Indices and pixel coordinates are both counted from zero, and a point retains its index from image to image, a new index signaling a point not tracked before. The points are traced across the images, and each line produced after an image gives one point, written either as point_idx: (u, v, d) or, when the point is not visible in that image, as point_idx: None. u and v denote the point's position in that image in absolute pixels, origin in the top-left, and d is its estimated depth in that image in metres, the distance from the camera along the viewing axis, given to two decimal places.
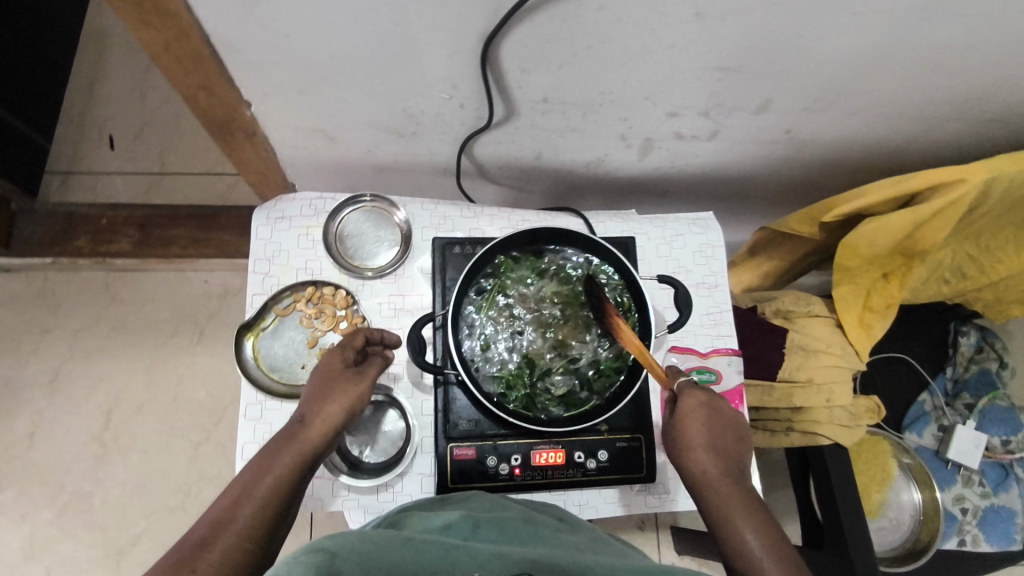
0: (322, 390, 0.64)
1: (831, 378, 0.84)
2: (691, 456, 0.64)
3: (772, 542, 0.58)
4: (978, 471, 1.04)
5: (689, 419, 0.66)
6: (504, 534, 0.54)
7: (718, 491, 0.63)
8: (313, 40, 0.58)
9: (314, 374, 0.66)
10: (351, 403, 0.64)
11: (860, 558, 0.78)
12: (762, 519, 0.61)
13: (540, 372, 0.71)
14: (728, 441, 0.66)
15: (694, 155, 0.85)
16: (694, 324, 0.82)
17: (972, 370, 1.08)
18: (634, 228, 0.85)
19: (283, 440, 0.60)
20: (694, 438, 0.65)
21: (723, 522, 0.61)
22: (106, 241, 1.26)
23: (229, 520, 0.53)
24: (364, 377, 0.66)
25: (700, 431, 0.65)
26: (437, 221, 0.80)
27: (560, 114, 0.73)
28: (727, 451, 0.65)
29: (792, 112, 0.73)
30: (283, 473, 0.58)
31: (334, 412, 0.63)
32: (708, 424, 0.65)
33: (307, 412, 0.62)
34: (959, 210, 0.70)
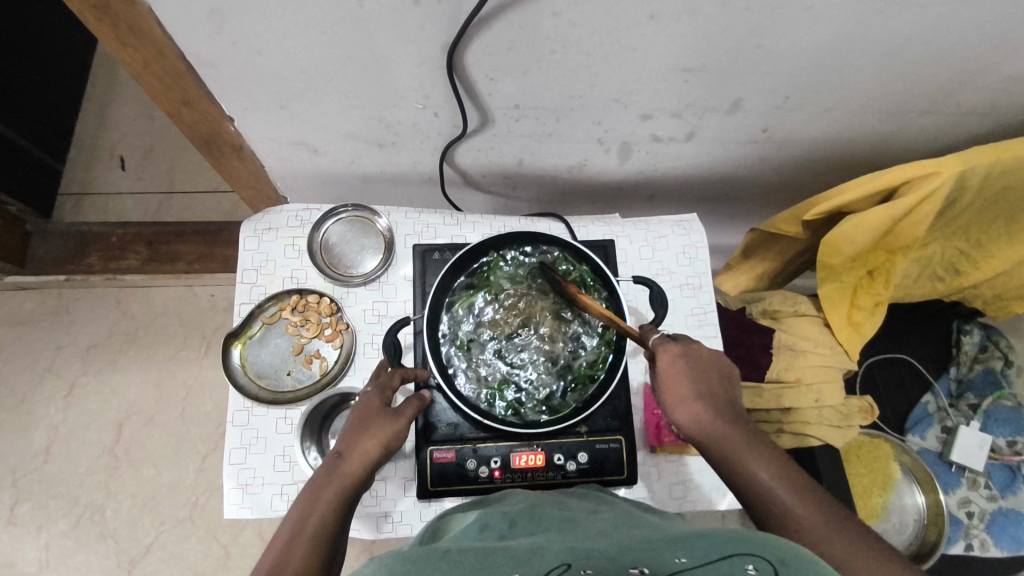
0: (360, 424, 0.61)
1: (820, 377, 0.83)
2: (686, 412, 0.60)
3: (782, 473, 0.56)
4: (984, 473, 1.01)
5: (670, 374, 0.60)
6: (546, 526, 0.52)
7: (722, 439, 0.58)
8: (284, 55, 0.61)
9: (352, 412, 0.64)
10: (389, 437, 0.61)
11: None
12: (768, 452, 0.58)
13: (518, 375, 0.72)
14: (715, 384, 0.61)
15: (675, 157, 0.86)
16: (678, 326, 0.82)
17: (976, 370, 1.05)
18: (616, 231, 0.85)
19: (321, 481, 0.58)
20: (682, 393, 0.60)
21: (733, 469, 0.57)
22: (116, 258, 1.28)
23: (285, 565, 0.51)
24: (401, 412, 0.64)
25: (689, 383, 0.60)
26: (420, 229, 0.82)
27: (534, 119, 0.74)
28: (717, 395, 0.61)
29: (766, 109, 0.73)
30: (326, 514, 0.55)
31: (373, 447, 0.60)
32: (692, 375, 0.60)
33: (343, 447, 0.59)
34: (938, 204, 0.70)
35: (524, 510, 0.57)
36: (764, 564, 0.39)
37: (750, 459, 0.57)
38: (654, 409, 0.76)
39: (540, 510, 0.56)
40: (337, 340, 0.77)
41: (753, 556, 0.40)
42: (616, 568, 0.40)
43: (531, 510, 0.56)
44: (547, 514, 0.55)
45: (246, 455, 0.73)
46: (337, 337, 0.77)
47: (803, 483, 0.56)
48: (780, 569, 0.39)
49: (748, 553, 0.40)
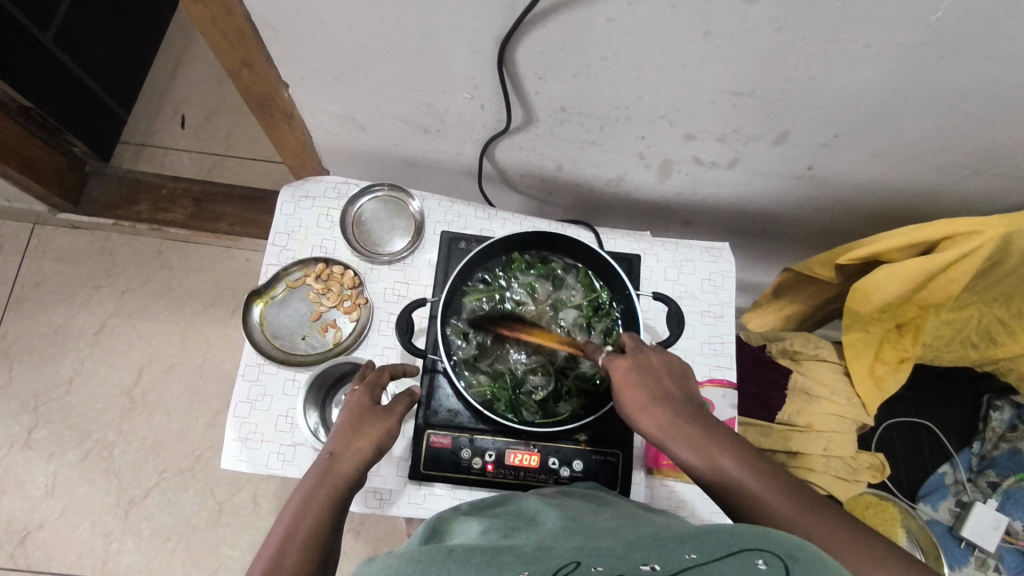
0: (349, 424, 0.61)
1: (832, 427, 0.81)
2: (645, 417, 0.58)
3: (751, 467, 0.53)
4: (995, 555, 0.95)
5: (623, 386, 0.60)
6: (547, 528, 0.51)
7: (686, 440, 0.56)
8: (344, 27, 0.63)
9: (340, 414, 0.64)
10: (382, 436, 0.62)
11: None
12: (736, 447, 0.55)
13: (521, 376, 0.72)
14: (672, 386, 0.60)
15: (714, 183, 0.85)
16: (693, 351, 0.81)
17: (1002, 449, 0.99)
18: (644, 247, 0.85)
19: (315, 480, 0.57)
20: (638, 400, 0.59)
21: (702, 470, 0.55)
22: (163, 209, 1.36)
23: (277, 569, 0.50)
24: (393, 411, 0.64)
25: (643, 389, 0.59)
26: (451, 218, 0.83)
27: (577, 124, 0.75)
28: (675, 397, 0.59)
29: (812, 145, 0.73)
30: (322, 511, 0.55)
31: (365, 447, 0.60)
32: (644, 383, 0.60)
33: (337, 449, 0.59)
34: (971, 268, 0.68)
35: (523, 516, 0.56)
36: (775, 559, 0.39)
37: (718, 456, 0.54)
38: None
39: (541, 517, 0.55)
40: (354, 313, 0.79)
41: (762, 552, 0.40)
42: (628, 567, 0.39)
43: (529, 517, 0.56)
44: (547, 518, 0.54)
45: (250, 410, 0.74)
46: (355, 311, 0.78)
47: (774, 472, 0.53)
48: (790, 562, 0.39)
49: (757, 550, 0.40)
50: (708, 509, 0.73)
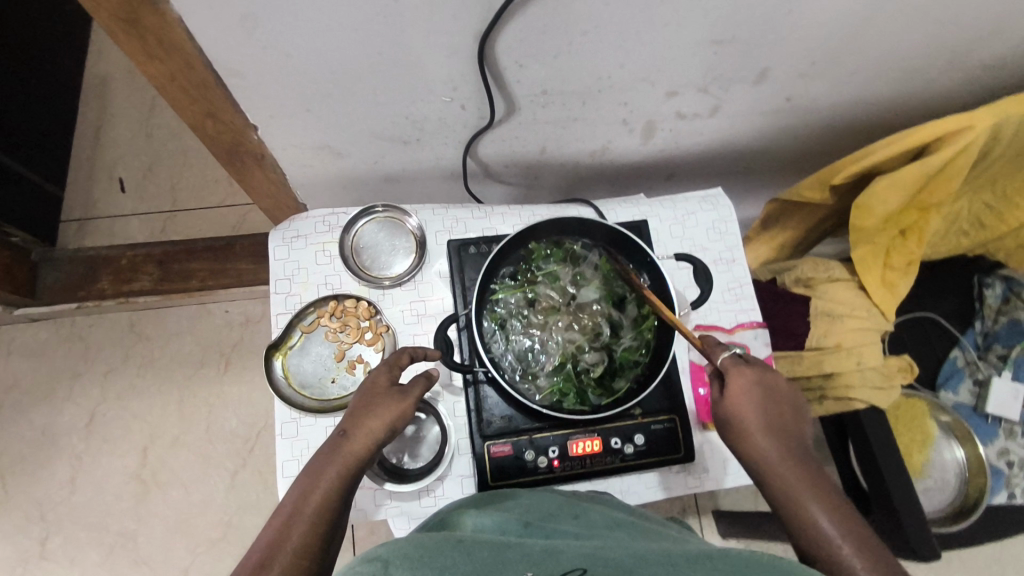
0: (366, 403, 0.62)
1: (860, 341, 0.83)
2: (747, 439, 0.60)
3: (849, 524, 0.53)
4: (1019, 422, 1.03)
5: (743, 399, 0.61)
6: (563, 528, 0.52)
7: (782, 474, 0.57)
8: (313, 55, 0.60)
9: (360, 390, 0.64)
10: (395, 417, 0.61)
11: (910, 520, 0.78)
12: (835, 501, 0.55)
13: (576, 364, 0.72)
14: (788, 420, 0.61)
15: (697, 133, 0.85)
16: (716, 300, 0.82)
17: (1002, 322, 1.06)
18: (645, 211, 0.85)
19: (327, 458, 0.58)
20: (752, 418, 0.60)
21: (789, 508, 0.56)
22: (128, 279, 1.26)
23: (285, 539, 0.53)
24: (408, 392, 0.63)
25: (759, 410, 0.60)
26: (450, 224, 0.81)
27: (560, 104, 0.74)
28: (787, 431, 0.60)
29: (790, 78, 0.74)
30: (331, 487, 0.56)
31: (377, 427, 0.60)
32: (764, 403, 0.61)
33: (350, 427, 0.60)
34: (966, 161, 0.71)
35: (537, 511, 0.56)
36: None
37: (809, 500, 0.55)
38: (700, 386, 0.76)
39: (558, 511, 0.56)
40: (378, 343, 0.76)
41: None
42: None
43: (541, 509, 0.57)
44: (561, 517, 0.55)
45: (300, 466, 0.71)
46: (378, 340, 0.76)
47: (865, 532, 0.53)
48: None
49: None
50: None
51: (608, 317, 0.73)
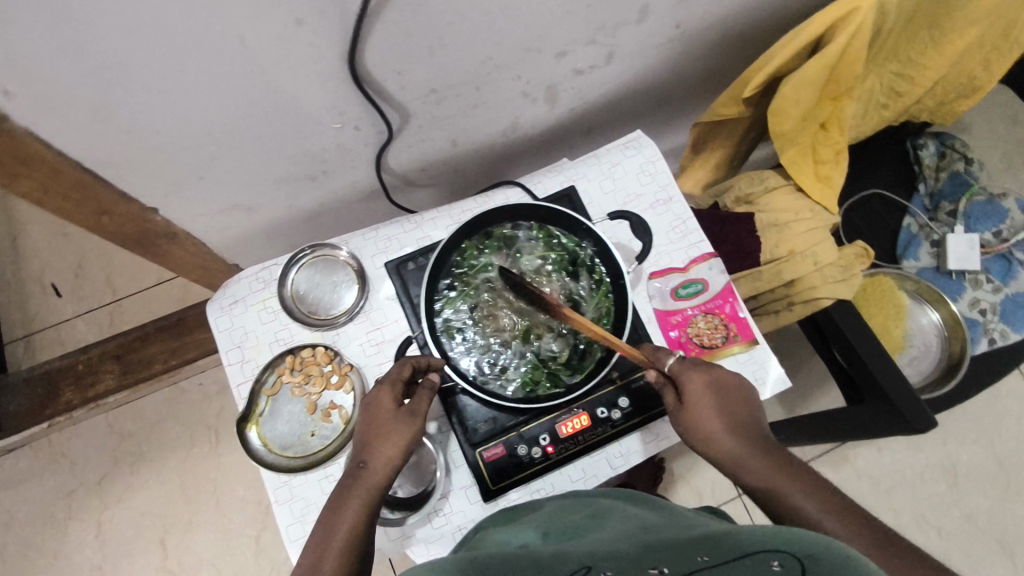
0: (377, 430, 0.62)
1: (812, 242, 0.84)
2: (716, 445, 0.61)
3: (823, 497, 0.55)
4: (981, 270, 1.04)
5: (700, 406, 0.63)
6: (582, 525, 0.55)
7: (753, 468, 0.59)
8: (188, 122, 0.58)
9: (364, 413, 0.64)
10: (410, 441, 0.62)
11: (895, 391, 0.80)
12: (806, 478, 0.57)
13: (542, 348, 0.71)
14: (743, 411, 0.63)
15: (599, 84, 0.84)
16: (663, 244, 0.82)
17: (943, 178, 1.09)
18: (571, 175, 0.84)
19: (347, 490, 0.60)
20: (711, 424, 0.62)
21: (767, 495, 0.58)
22: (90, 385, 1.24)
23: (315, 573, 0.54)
24: (417, 412, 0.64)
25: (716, 414, 0.62)
26: (383, 245, 0.79)
27: (453, 97, 0.72)
28: (745, 424, 0.62)
29: (669, 8, 0.73)
30: (355, 522, 0.58)
31: (395, 454, 0.62)
32: (717, 403, 0.63)
33: (367, 457, 0.62)
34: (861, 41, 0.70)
35: (557, 516, 0.58)
36: (790, 560, 0.41)
37: (784, 480, 0.57)
38: (670, 330, 0.80)
39: (572, 511, 0.59)
40: (346, 383, 0.75)
41: (777, 550, 0.42)
42: (635, 569, 0.44)
43: (558, 511, 0.59)
44: (578, 517, 0.57)
45: (304, 526, 0.70)
46: (345, 381, 0.74)
47: (843, 502, 0.55)
48: (807, 566, 0.41)
49: (772, 549, 0.42)
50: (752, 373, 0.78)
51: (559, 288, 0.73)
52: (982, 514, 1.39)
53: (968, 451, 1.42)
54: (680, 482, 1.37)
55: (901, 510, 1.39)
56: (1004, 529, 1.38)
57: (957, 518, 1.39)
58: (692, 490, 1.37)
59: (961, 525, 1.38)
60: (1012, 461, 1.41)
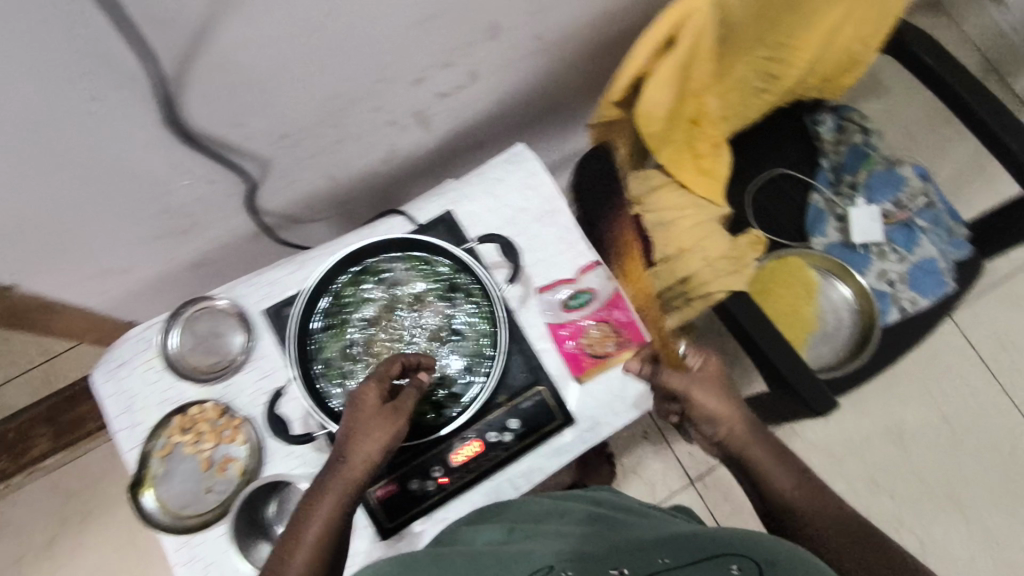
0: (361, 425, 0.62)
1: (698, 237, 0.84)
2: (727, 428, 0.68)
3: (801, 478, 0.65)
4: (886, 241, 1.04)
5: (703, 392, 0.69)
6: (545, 525, 0.63)
7: (746, 445, 0.67)
8: (14, 201, 0.57)
9: (349, 407, 0.64)
10: (389, 440, 0.63)
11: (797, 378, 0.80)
12: (787, 461, 0.67)
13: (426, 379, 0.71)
14: (737, 400, 0.70)
15: (472, 103, 0.84)
16: (551, 256, 0.82)
17: (843, 151, 1.08)
18: (454, 196, 0.84)
19: (326, 480, 0.61)
20: (710, 408, 0.69)
21: (755, 471, 0.66)
22: (25, 450, 1.26)
23: (289, 558, 0.58)
24: (400, 410, 0.64)
25: (726, 400, 0.69)
26: (266, 290, 0.78)
27: (310, 137, 0.71)
28: (740, 410, 0.70)
29: (519, 25, 0.72)
30: (331, 512, 0.60)
31: (373, 451, 0.62)
32: (716, 390, 0.70)
33: (345, 454, 0.61)
34: (709, 36, 0.69)
35: (528, 514, 0.65)
36: (747, 564, 0.52)
37: (771, 462, 0.66)
38: (564, 343, 0.78)
39: (535, 507, 0.66)
40: (239, 436, 0.74)
41: (736, 556, 0.53)
42: (601, 567, 0.54)
43: (528, 508, 0.66)
44: (548, 516, 0.65)
45: None
46: (238, 434, 0.74)
47: (815, 484, 0.65)
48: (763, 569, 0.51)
49: (732, 554, 0.53)
50: None
51: (439, 317, 0.72)
52: (931, 471, 1.41)
53: (911, 411, 1.44)
54: (631, 474, 1.38)
55: (851, 477, 1.41)
56: (953, 483, 1.40)
57: (907, 478, 1.41)
58: (644, 482, 1.38)
59: (910, 484, 1.40)
60: (955, 416, 1.43)
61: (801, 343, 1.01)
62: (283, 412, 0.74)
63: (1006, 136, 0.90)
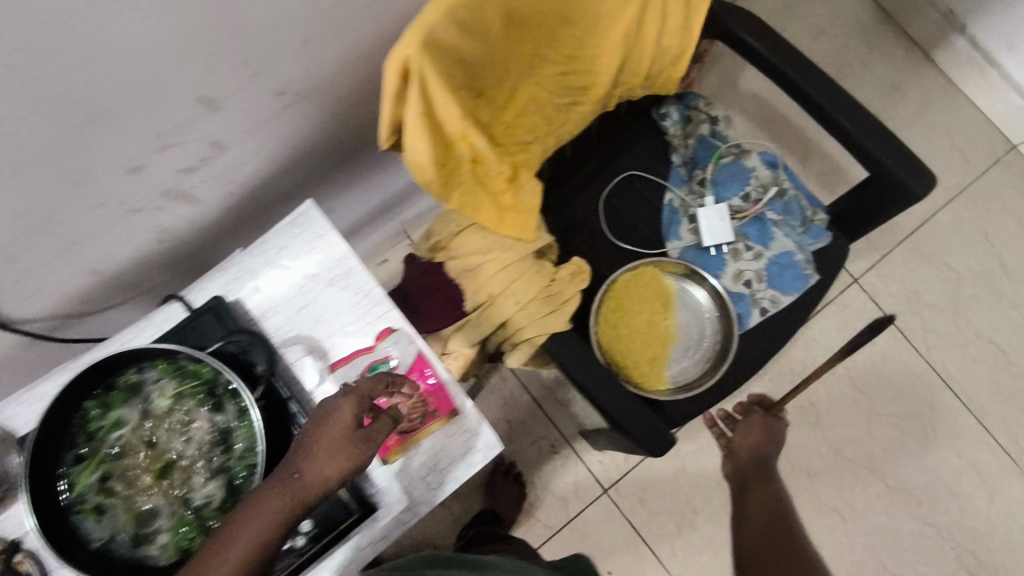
0: (326, 445, 0.59)
1: (507, 281, 0.77)
2: (747, 457, 1.06)
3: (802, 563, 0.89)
4: (740, 238, 0.97)
5: (767, 489, 1.03)
6: None
7: (801, 561, 0.88)
8: None
9: (319, 417, 0.62)
10: (352, 468, 0.60)
11: (630, 423, 0.77)
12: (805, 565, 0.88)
13: (193, 498, 0.65)
14: (778, 504, 1.01)
15: (240, 167, 0.76)
16: (347, 324, 0.76)
17: (692, 143, 1.00)
18: (236, 273, 0.77)
19: (277, 487, 0.58)
20: (767, 506, 1.00)
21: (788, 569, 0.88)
22: None
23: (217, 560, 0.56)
24: (370, 440, 0.61)
25: (782, 503, 1.01)
26: (31, 407, 0.71)
27: (28, 248, 0.64)
28: (786, 527, 0.96)
29: (244, 88, 0.64)
30: (268, 524, 0.57)
31: (333, 475, 0.59)
32: (764, 477, 1.06)
33: (304, 469, 0.59)
34: (444, 73, 0.60)
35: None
36: None
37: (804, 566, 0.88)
38: None
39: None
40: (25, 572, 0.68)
41: None
42: None
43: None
44: None
45: None
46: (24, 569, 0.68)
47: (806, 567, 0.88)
48: None
49: None
50: (463, 443, 0.74)
51: (200, 429, 0.66)
52: (849, 444, 1.38)
53: (823, 385, 1.40)
54: (543, 491, 1.34)
55: None
56: (870, 453, 1.37)
57: (825, 455, 1.38)
58: (557, 497, 1.34)
59: (828, 461, 1.37)
60: (869, 384, 1.40)
61: (662, 359, 0.96)
62: (40, 556, 0.69)
63: (840, 116, 0.83)
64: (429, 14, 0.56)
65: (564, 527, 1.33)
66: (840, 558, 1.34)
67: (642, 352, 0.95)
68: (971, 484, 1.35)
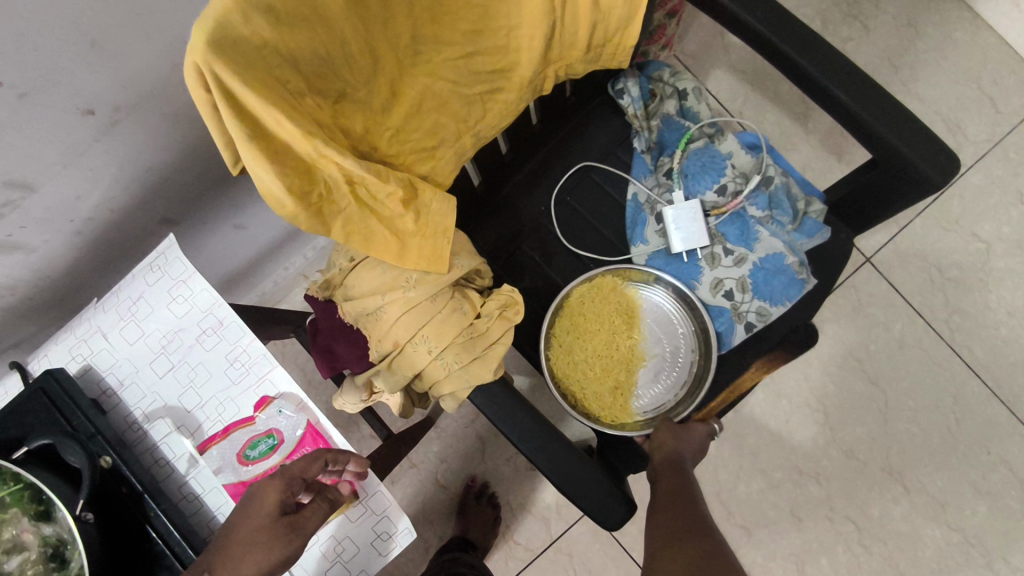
0: (244, 537, 0.51)
1: (417, 326, 0.63)
2: (658, 446, 0.70)
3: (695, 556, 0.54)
4: (717, 240, 0.81)
5: (666, 457, 0.68)
6: None
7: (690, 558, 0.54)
8: None
9: (241, 506, 0.54)
10: (270, 565, 0.51)
11: (580, 498, 0.60)
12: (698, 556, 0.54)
13: None
14: (684, 473, 0.65)
15: (73, 205, 0.62)
16: (220, 391, 0.62)
17: (656, 126, 0.83)
18: (84, 334, 0.63)
19: None
20: (673, 483, 0.64)
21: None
22: None
23: None
24: (296, 530, 0.53)
25: (686, 475, 0.65)
26: None
27: None
28: (688, 511, 0.60)
29: (18, 114, 0.50)
30: None
31: (246, 574, 0.50)
32: (671, 445, 0.69)
33: (215, 566, 0.50)
34: (266, 80, 0.45)
35: None
36: None
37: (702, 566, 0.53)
38: None
39: None
40: None
41: None
42: None
43: None
44: None
45: None
46: None
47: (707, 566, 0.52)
48: None
49: None
50: (372, 529, 0.60)
51: (22, 551, 0.49)
52: (863, 445, 1.22)
53: (832, 379, 1.24)
54: (522, 512, 1.22)
55: (772, 467, 1.23)
56: (888, 452, 1.21)
57: (838, 457, 1.23)
58: (537, 517, 1.21)
59: (842, 463, 1.22)
60: (885, 376, 1.23)
61: (627, 387, 0.80)
62: None
63: (830, 83, 0.64)
64: (217, 1, 0.42)
65: (548, 550, 1.20)
66: (858, 568, 1.19)
67: (602, 380, 0.80)
68: (1006, 484, 1.19)
